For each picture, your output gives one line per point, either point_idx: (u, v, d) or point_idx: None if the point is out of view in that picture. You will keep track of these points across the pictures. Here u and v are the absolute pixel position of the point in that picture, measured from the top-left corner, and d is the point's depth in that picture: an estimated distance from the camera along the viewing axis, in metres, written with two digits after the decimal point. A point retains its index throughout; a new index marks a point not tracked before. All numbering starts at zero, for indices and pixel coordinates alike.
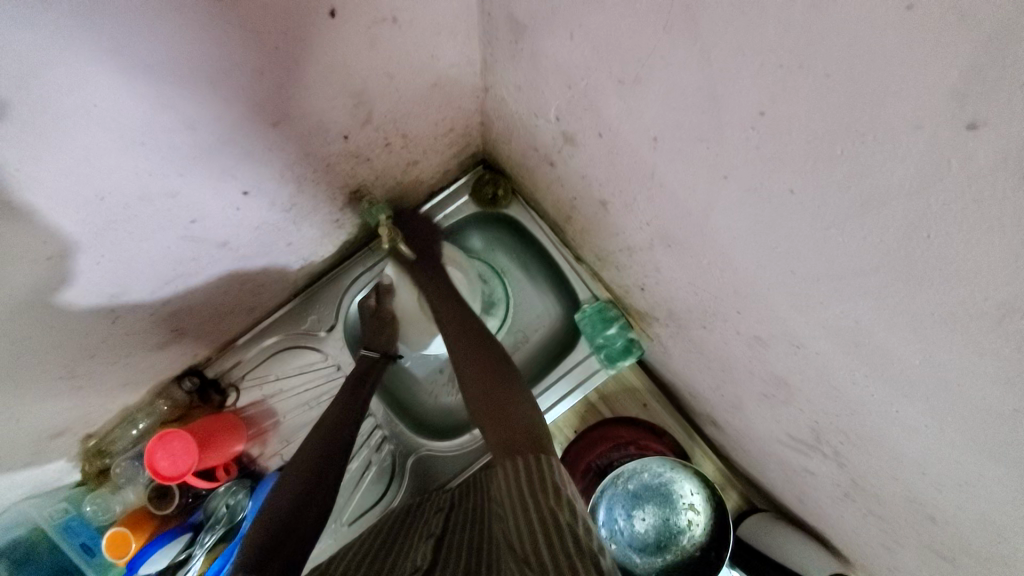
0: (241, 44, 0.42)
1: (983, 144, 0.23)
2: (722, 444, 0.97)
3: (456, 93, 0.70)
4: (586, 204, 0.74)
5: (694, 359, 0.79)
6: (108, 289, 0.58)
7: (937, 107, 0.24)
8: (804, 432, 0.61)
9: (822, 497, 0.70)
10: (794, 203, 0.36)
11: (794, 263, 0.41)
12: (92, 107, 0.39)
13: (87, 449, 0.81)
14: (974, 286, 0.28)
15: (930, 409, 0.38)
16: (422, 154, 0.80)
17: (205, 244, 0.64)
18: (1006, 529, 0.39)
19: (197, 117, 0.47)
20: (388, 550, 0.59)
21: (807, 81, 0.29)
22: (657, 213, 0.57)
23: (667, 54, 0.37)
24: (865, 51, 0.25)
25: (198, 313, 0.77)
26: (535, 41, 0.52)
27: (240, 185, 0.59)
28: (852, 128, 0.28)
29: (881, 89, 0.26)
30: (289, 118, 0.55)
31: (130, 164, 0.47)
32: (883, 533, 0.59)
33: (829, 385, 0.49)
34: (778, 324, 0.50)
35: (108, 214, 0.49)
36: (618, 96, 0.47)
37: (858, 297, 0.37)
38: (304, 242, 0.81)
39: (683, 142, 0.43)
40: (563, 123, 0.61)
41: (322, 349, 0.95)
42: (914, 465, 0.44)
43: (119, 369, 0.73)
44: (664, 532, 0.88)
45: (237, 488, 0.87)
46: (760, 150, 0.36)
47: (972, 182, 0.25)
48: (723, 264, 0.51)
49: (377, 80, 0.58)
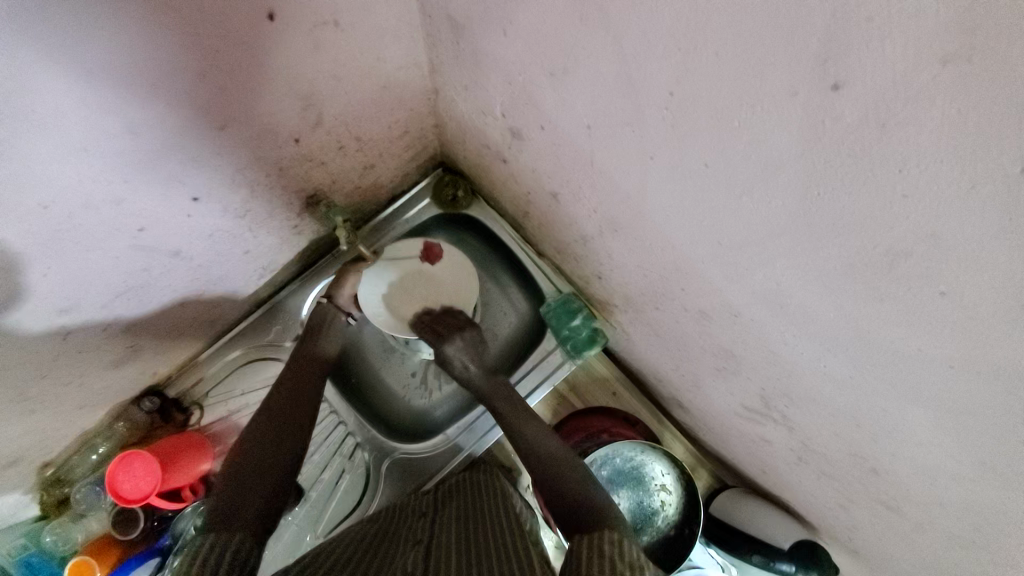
0: (183, 47, 0.43)
1: (848, 103, 0.26)
2: (689, 426, 1.00)
3: (406, 95, 0.72)
4: (539, 198, 0.77)
5: (653, 342, 0.82)
6: (56, 305, 0.57)
7: (808, 73, 0.27)
8: (756, 401, 0.64)
9: (780, 463, 0.73)
10: (712, 176, 0.39)
11: (720, 233, 0.44)
12: (32, 113, 0.39)
13: (44, 478, 0.78)
14: (864, 235, 0.31)
15: (851, 358, 0.41)
16: (377, 158, 0.81)
17: (157, 253, 0.63)
18: (930, 465, 0.42)
19: (142, 121, 0.47)
20: (374, 557, 0.58)
21: (702, 61, 0.32)
22: (601, 200, 0.60)
23: (587, 45, 0.40)
24: (745, 30, 0.28)
25: (155, 328, 0.75)
26: (474, 41, 0.55)
27: (190, 192, 0.60)
28: (745, 100, 0.31)
29: (761, 62, 0.29)
30: (236, 121, 0.55)
31: (73, 172, 0.46)
32: (836, 490, 0.63)
33: (767, 350, 0.52)
34: (718, 296, 0.53)
35: (52, 223, 0.49)
36: (552, 88, 0.50)
37: (776, 259, 0.40)
38: (261, 251, 0.81)
39: (613, 127, 0.46)
40: (508, 119, 0.64)
41: (287, 360, 0.94)
42: (848, 416, 0.48)
43: (73, 390, 0.70)
44: (639, 514, 0.90)
45: (205, 509, 0.83)
46: (676, 128, 0.39)
47: (844, 139, 0.28)
48: (663, 243, 0.54)
49: (324, 83, 0.59)
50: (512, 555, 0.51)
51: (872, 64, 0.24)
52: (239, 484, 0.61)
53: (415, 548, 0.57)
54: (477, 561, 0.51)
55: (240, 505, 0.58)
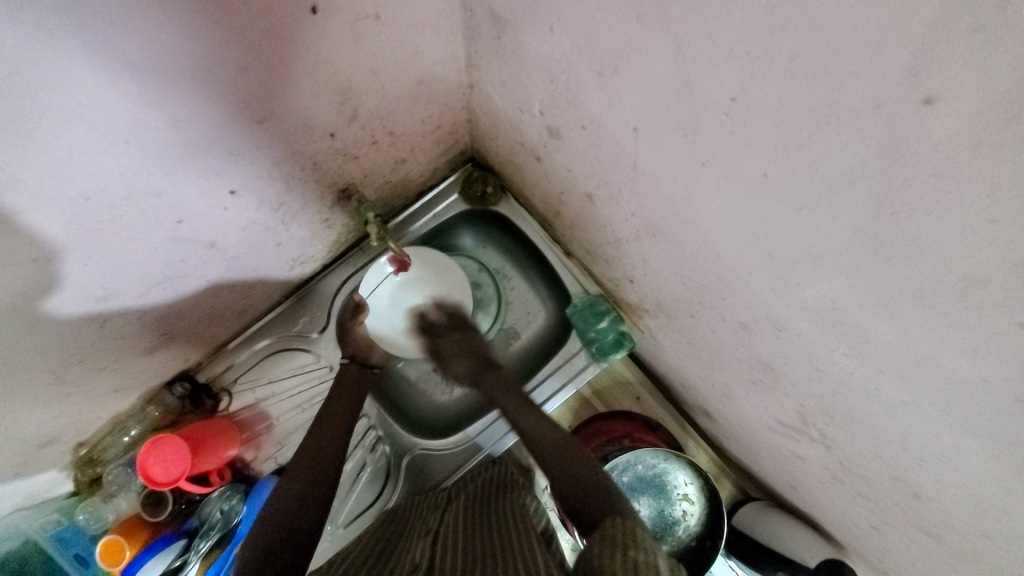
0: (223, 40, 0.43)
1: (938, 117, 0.24)
2: (714, 435, 0.97)
3: (441, 90, 0.71)
4: (573, 198, 0.75)
5: (684, 350, 0.80)
6: (96, 292, 0.58)
7: (896, 83, 0.25)
8: (792, 416, 0.62)
9: (812, 482, 0.70)
10: (770, 186, 0.37)
11: (771, 246, 0.42)
12: (75, 106, 0.40)
13: (79, 457, 0.80)
14: (939, 259, 0.29)
15: (906, 385, 0.38)
16: (409, 153, 0.80)
17: (193, 245, 0.64)
18: (985, 502, 0.39)
19: (181, 115, 0.47)
20: (389, 551, 0.58)
21: (774, 65, 0.30)
22: (641, 203, 0.58)
23: (641, 44, 0.38)
24: (827, 33, 0.26)
25: (188, 316, 0.76)
26: (517, 36, 0.53)
27: (226, 184, 0.60)
28: (819, 109, 0.29)
29: (842, 70, 0.27)
30: (273, 115, 0.55)
31: (115, 164, 0.47)
32: (872, 514, 0.60)
33: (812, 367, 0.50)
34: (762, 309, 0.50)
35: (95, 214, 0.49)
36: (598, 88, 0.48)
37: (834, 276, 0.38)
38: (292, 243, 0.81)
39: (662, 131, 0.44)
40: (547, 117, 0.62)
41: (314, 351, 0.96)
42: (895, 442, 0.45)
43: (109, 375, 0.72)
44: (660, 523, 0.88)
45: (231, 493, 0.86)
46: (734, 136, 0.37)
47: (931, 156, 0.26)
48: (705, 251, 0.52)
49: (362, 77, 0.58)
50: (514, 547, 0.50)
51: (972, 77, 0.22)
52: (267, 530, 0.61)
53: (424, 538, 0.58)
54: (487, 553, 0.50)
55: (268, 552, 0.58)
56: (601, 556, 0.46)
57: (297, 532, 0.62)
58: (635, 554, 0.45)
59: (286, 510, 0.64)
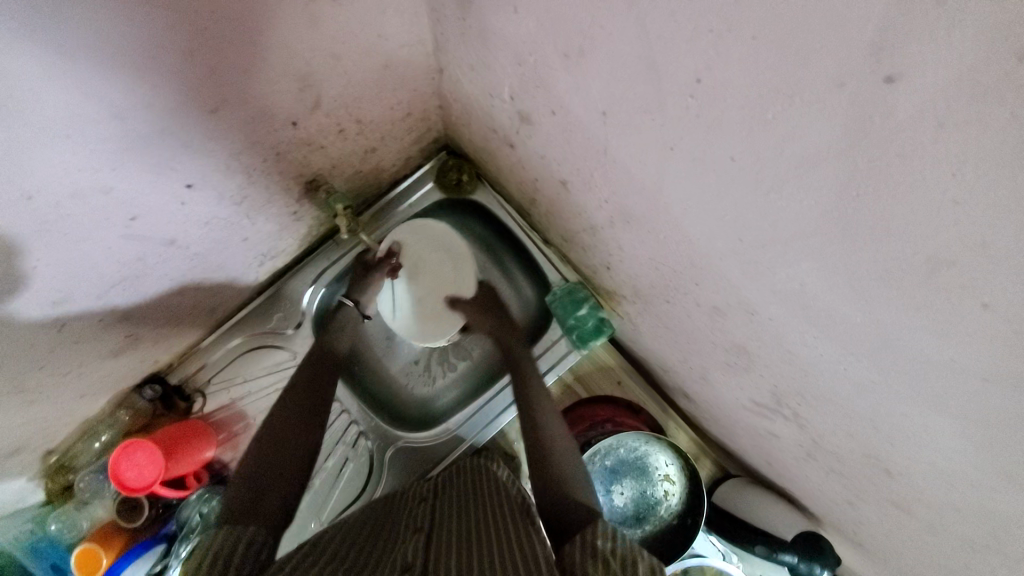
0: (168, 25, 0.40)
1: (900, 97, 0.24)
2: (694, 416, 0.99)
3: (409, 75, 0.69)
4: (547, 185, 0.74)
5: (661, 334, 0.80)
6: (51, 295, 0.55)
7: (858, 63, 0.24)
8: (766, 397, 0.63)
9: (787, 458, 0.72)
10: (738, 170, 0.37)
11: (741, 230, 0.42)
12: (8, 100, 0.37)
13: (48, 465, 0.78)
14: (906, 240, 0.29)
15: (874, 364, 0.39)
16: (379, 142, 0.78)
17: (150, 243, 0.61)
18: (951, 473, 0.40)
19: (129, 106, 0.44)
20: (375, 542, 0.57)
21: (737, 45, 0.30)
22: (614, 189, 0.57)
23: (606, 24, 0.37)
24: (788, 11, 0.26)
25: (154, 316, 0.74)
26: (482, 18, 0.51)
27: (182, 178, 0.57)
28: (783, 90, 0.29)
29: (806, 48, 0.26)
30: (229, 104, 0.52)
31: (58, 161, 0.44)
32: (844, 488, 0.62)
33: (783, 349, 0.50)
34: (733, 292, 0.51)
35: (39, 215, 0.47)
36: (566, 71, 0.47)
37: (802, 258, 0.38)
38: (260, 238, 0.79)
39: (631, 115, 0.43)
40: (516, 102, 0.61)
41: (289, 348, 0.92)
42: (866, 420, 0.46)
43: (73, 379, 0.69)
44: (642, 503, 0.89)
45: (210, 495, 0.83)
46: (701, 119, 0.36)
47: (894, 136, 0.25)
48: (678, 236, 0.52)
49: (323, 63, 0.56)
50: (511, 542, 0.50)
51: (935, 55, 0.22)
52: None
53: (414, 536, 0.57)
54: (480, 554, 0.49)
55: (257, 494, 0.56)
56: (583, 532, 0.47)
57: (284, 477, 0.61)
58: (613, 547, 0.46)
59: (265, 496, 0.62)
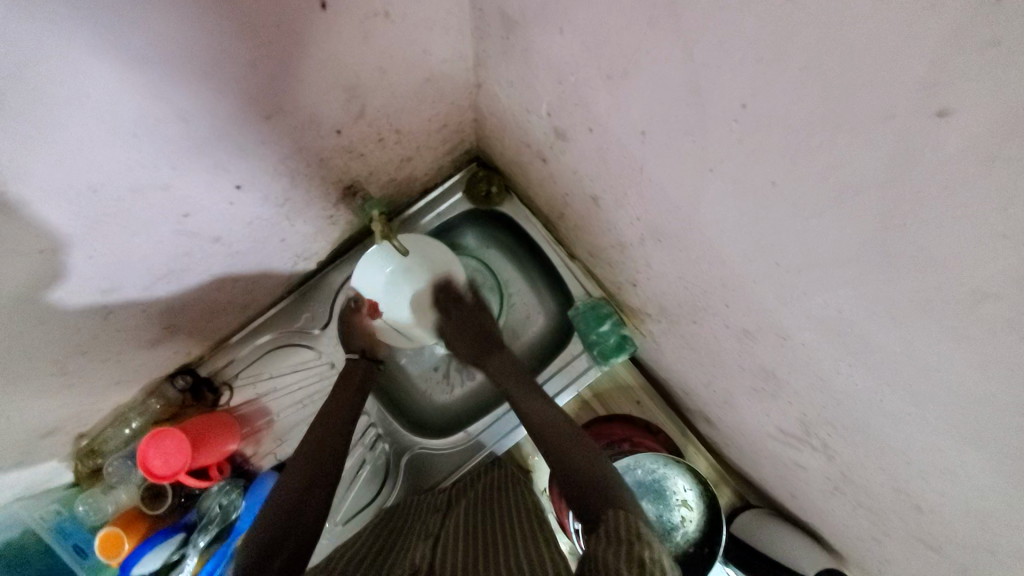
0: (235, 37, 0.43)
1: (951, 128, 0.24)
2: (714, 442, 0.97)
3: (449, 89, 0.71)
4: (578, 200, 0.75)
5: (686, 355, 0.80)
6: (99, 286, 0.58)
7: (909, 94, 0.25)
8: (793, 425, 0.61)
9: (813, 491, 0.70)
10: (777, 194, 0.37)
11: (779, 253, 0.41)
12: (84, 99, 0.40)
13: (79, 448, 0.80)
14: (951, 271, 0.28)
15: (911, 397, 0.38)
16: (415, 152, 0.80)
17: (198, 239, 0.64)
18: (989, 516, 0.39)
19: (191, 109, 0.47)
20: (385, 551, 0.57)
21: (786, 73, 0.30)
22: (647, 207, 0.58)
23: (651, 48, 0.38)
24: (838, 42, 0.26)
25: (190, 310, 0.76)
26: (526, 37, 0.53)
27: (233, 179, 0.60)
28: (829, 118, 0.29)
29: (855, 78, 0.27)
30: (281, 111, 0.55)
31: (123, 157, 0.47)
32: (873, 525, 0.59)
33: (815, 376, 0.49)
34: (766, 316, 0.50)
35: (101, 208, 0.50)
36: (607, 91, 0.48)
37: (841, 285, 0.37)
38: (297, 239, 0.81)
39: (669, 135, 0.44)
40: (554, 119, 0.62)
41: (316, 347, 0.95)
42: (899, 454, 0.44)
43: (112, 366, 0.72)
44: (659, 529, 0.86)
45: (231, 488, 0.86)
46: (742, 143, 0.37)
47: (944, 166, 0.25)
48: (711, 257, 0.52)
49: (370, 74, 0.58)
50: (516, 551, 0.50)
51: (986, 89, 0.22)
52: (278, 522, 0.61)
53: (423, 541, 0.57)
54: (485, 558, 0.49)
55: (281, 534, 0.60)
56: (609, 551, 0.46)
57: (304, 515, 0.64)
58: (639, 552, 0.45)
59: (285, 507, 0.64)
